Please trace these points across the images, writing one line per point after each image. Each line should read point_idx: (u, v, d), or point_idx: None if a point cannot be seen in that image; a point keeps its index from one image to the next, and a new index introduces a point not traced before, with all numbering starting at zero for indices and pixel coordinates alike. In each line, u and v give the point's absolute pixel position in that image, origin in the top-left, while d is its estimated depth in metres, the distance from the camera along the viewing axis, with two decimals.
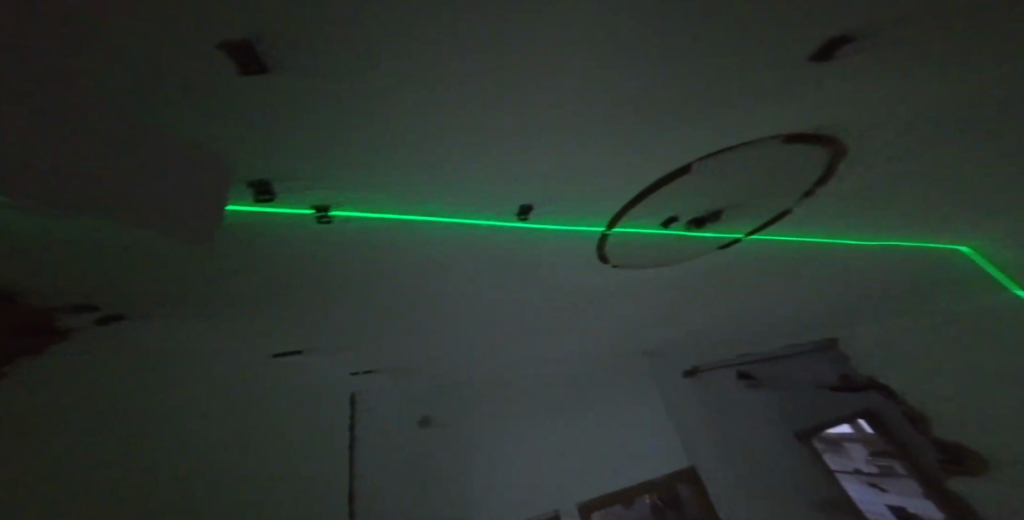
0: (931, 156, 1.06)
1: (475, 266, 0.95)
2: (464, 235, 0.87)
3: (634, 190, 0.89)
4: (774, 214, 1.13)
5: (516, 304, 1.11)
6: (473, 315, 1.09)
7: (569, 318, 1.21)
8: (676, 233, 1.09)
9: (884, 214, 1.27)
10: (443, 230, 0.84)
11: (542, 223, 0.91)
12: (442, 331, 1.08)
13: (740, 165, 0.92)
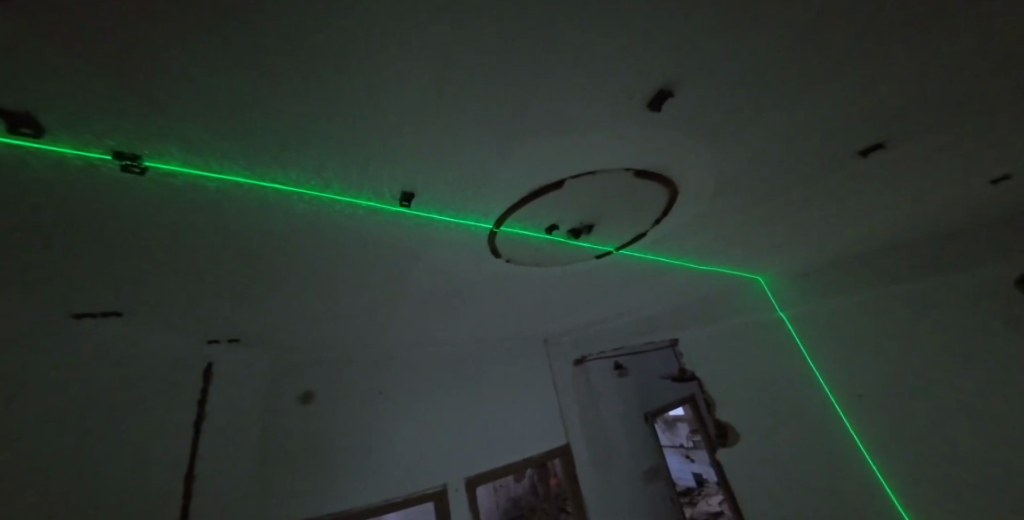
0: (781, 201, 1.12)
1: (310, 241, 0.78)
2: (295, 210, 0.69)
3: (508, 193, 0.78)
4: (635, 236, 1.10)
5: (364, 284, 1.01)
6: (319, 289, 1.00)
7: (427, 293, 1.16)
8: (557, 239, 1.03)
9: (743, 241, 1.34)
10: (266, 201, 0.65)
11: (424, 213, 0.78)
12: (274, 299, 0.98)
13: (627, 184, 0.85)
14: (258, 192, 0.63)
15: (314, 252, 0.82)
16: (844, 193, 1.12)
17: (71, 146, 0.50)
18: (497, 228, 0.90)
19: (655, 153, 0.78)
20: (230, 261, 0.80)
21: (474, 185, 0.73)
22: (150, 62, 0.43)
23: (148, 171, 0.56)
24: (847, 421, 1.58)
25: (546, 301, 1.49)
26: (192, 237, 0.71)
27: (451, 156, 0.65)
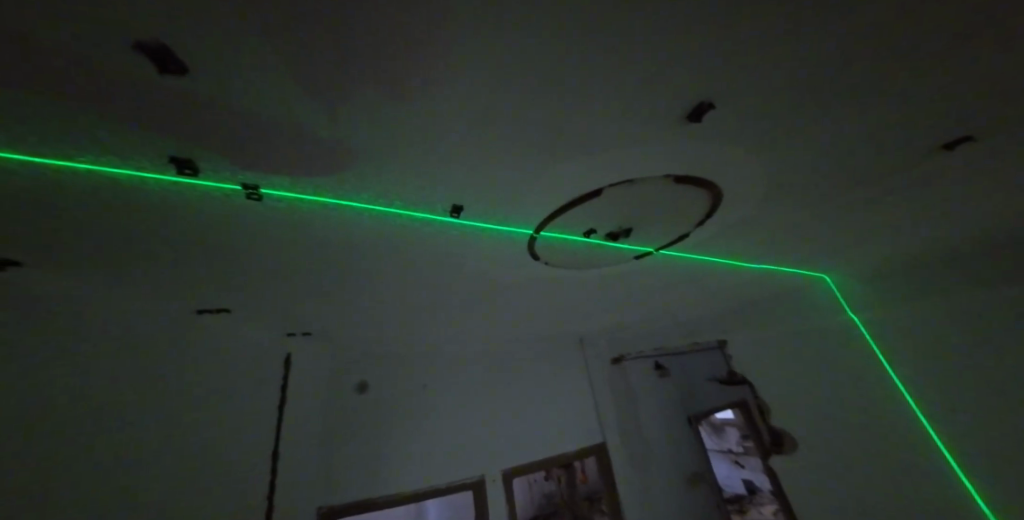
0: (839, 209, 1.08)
1: (368, 247, 0.86)
2: (361, 221, 0.77)
3: (549, 203, 0.83)
4: (674, 238, 1.11)
5: (416, 284, 1.08)
6: (375, 289, 1.07)
7: (477, 291, 1.20)
8: (595, 242, 1.06)
9: (795, 247, 1.30)
10: (338, 215, 0.74)
11: (474, 223, 0.85)
12: (334, 296, 1.07)
13: (667, 186, 0.86)
14: (338, 212, 0.74)
15: (372, 257, 0.90)
16: (904, 198, 1.06)
17: (215, 182, 0.63)
18: (537, 234, 0.95)
19: (697, 164, 0.79)
20: (308, 266, 0.91)
21: (516, 196, 0.79)
22: (269, 111, 0.53)
23: (264, 198, 0.68)
24: (924, 421, 1.55)
25: (585, 300, 1.51)
26: (280, 248, 0.82)
27: (502, 174, 0.72)
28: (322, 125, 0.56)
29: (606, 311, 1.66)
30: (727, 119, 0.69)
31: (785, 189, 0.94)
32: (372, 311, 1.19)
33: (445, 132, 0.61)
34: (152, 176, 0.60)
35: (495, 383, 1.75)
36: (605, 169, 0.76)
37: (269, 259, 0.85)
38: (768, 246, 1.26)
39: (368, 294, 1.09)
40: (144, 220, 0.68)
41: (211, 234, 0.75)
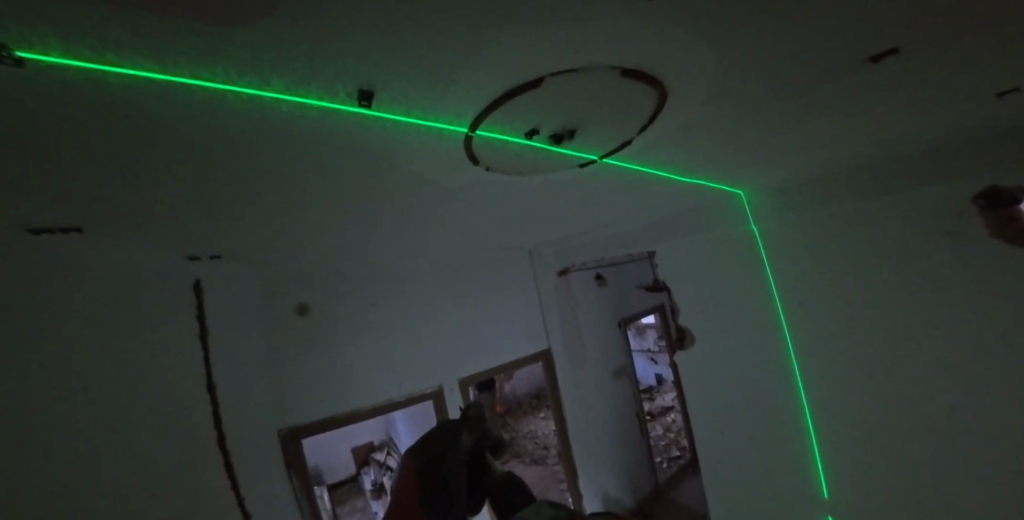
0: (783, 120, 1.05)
1: (260, 150, 0.70)
2: (239, 112, 0.59)
3: (486, 91, 0.70)
4: (618, 143, 1.06)
5: (339, 192, 0.96)
6: (295, 202, 0.95)
7: (407, 199, 1.11)
8: (538, 145, 0.99)
9: (730, 157, 1.32)
10: (190, 98, 0.54)
11: (382, 112, 0.68)
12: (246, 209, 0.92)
13: (615, 75, 0.76)
14: (175, 93, 0.53)
15: (263, 155, 0.72)
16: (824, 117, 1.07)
17: None
18: (473, 133, 0.85)
19: (639, 51, 0.68)
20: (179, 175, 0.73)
21: (444, 83, 0.64)
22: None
23: (26, 64, 0.44)
24: (785, 333, 1.80)
25: (526, 205, 1.41)
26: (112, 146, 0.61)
27: (409, 59, 0.56)
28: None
29: (548, 221, 1.64)
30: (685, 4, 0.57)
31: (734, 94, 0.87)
32: (294, 225, 1.08)
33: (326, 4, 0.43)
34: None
35: (443, 298, 1.78)
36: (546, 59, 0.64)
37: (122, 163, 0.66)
38: (705, 153, 1.23)
39: (287, 205, 0.94)
40: None
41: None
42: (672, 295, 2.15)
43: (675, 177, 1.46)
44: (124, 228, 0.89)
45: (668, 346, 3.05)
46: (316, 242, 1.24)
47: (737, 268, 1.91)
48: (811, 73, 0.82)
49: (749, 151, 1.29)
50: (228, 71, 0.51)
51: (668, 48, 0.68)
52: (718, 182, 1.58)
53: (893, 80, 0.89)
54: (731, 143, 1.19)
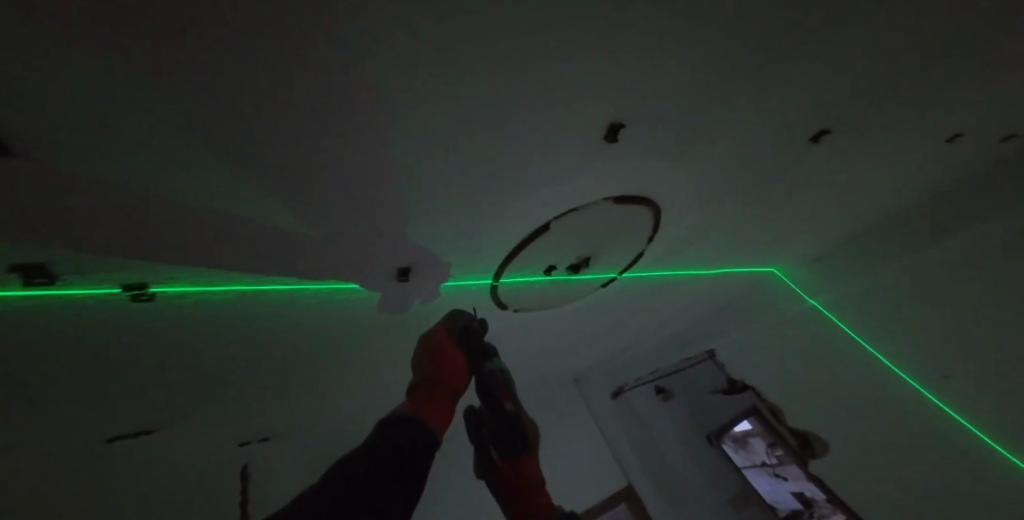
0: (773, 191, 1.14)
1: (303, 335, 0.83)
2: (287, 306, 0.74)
3: (505, 239, 0.85)
4: (633, 258, 1.13)
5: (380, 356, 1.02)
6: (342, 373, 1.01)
7: None
8: (559, 279, 1.06)
9: (745, 240, 1.36)
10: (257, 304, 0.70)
11: (420, 286, 0.85)
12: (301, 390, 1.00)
13: (608, 198, 0.87)
14: (264, 298, 0.70)
15: (329, 340, 0.86)
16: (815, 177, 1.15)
17: (87, 287, 0.54)
18: (497, 281, 0.97)
19: (612, 181, 0.84)
20: (254, 379, 0.85)
21: (464, 241, 0.81)
22: (163, 199, 0.51)
23: (156, 297, 0.60)
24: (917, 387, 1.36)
25: (565, 337, 1.48)
26: (213, 363, 0.76)
27: (435, 227, 0.75)
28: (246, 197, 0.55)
29: (591, 342, 1.64)
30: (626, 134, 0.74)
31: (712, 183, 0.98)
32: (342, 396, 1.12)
33: (377, 202, 0.65)
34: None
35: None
36: (542, 192, 0.78)
37: (230, 376, 0.80)
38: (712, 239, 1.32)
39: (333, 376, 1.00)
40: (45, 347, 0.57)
41: (112, 371, 0.66)
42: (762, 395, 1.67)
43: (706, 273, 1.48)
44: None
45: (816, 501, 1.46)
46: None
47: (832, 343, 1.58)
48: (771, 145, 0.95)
49: (760, 231, 1.33)
50: (314, 276, 0.70)
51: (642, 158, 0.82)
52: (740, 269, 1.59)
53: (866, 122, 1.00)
54: (735, 229, 1.26)
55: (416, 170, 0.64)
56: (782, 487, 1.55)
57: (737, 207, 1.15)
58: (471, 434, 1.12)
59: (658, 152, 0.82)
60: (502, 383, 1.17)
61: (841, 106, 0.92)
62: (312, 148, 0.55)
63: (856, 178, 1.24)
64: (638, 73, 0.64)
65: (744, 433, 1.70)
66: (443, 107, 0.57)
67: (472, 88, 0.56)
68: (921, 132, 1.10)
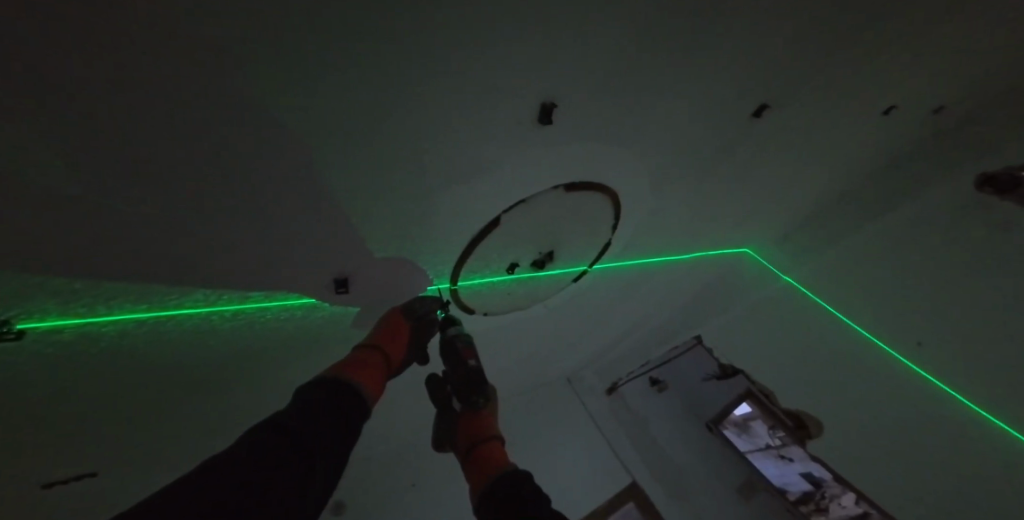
0: (734, 168, 1.12)
1: (247, 355, 0.79)
2: (210, 327, 0.70)
3: (457, 240, 0.81)
4: (600, 248, 1.10)
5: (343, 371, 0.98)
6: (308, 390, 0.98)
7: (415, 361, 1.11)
8: (525, 277, 1.02)
9: (716, 221, 1.34)
10: (168, 329, 0.66)
11: (362, 296, 0.81)
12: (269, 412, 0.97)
13: (560, 186, 0.84)
14: (156, 324, 0.65)
15: (250, 363, 0.82)
16: (776, 151, 1.13)
17: None
18: (456, 285, 0.93)
19: (562, 168, 0.80)
20: (170, 406, 0.81)
21: (408, 244, 0.76)
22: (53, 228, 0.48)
23: (24, 334, 0.55)
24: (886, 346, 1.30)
25: (546, 338, 1.44)
26: (111, 399, 0.71)
27: (370, 230, 0.70)
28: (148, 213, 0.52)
29: (575, 341, 1.60)
30: (564, 117, 0.71)
31: (666, 165, 0.97)
32: None
33: (300, 208, 0.62)
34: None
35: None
36: (487, 189, 0.75)
37: (131, 409, 0.76)
38: (689, 225, 1.28)
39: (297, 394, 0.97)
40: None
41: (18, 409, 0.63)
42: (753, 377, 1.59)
43: (682, 258, 1.45)
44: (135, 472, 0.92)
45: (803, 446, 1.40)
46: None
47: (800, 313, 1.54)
48: (720, 121, 0.93)
49: (730, 210, 1.32)
50: (209, 295, 0.65)
51: (585, 143, 0.78)
52: (718, 252, 1.55)
53: (816, 92, 0.98)
54: (703, 211, 1.24)
55: (334, 167, 0.59)
56: (789, 469, 1.50)
57: (701, 187, 1.13)
58: (432, 392, 0.88)
59: (604, 133, 0.79)
60: (461, 349, 0.82)
61: (790, 75, 0.89)
62: (201, 145, 0.50)
63: (820, 152, 1.22)
64: (563, 48, 0.61)
65: (745, 418, 1.69)
66: (348, 92, 0.52)
67: (376, 71, 0.52)
68: (875, 98, 1.09)
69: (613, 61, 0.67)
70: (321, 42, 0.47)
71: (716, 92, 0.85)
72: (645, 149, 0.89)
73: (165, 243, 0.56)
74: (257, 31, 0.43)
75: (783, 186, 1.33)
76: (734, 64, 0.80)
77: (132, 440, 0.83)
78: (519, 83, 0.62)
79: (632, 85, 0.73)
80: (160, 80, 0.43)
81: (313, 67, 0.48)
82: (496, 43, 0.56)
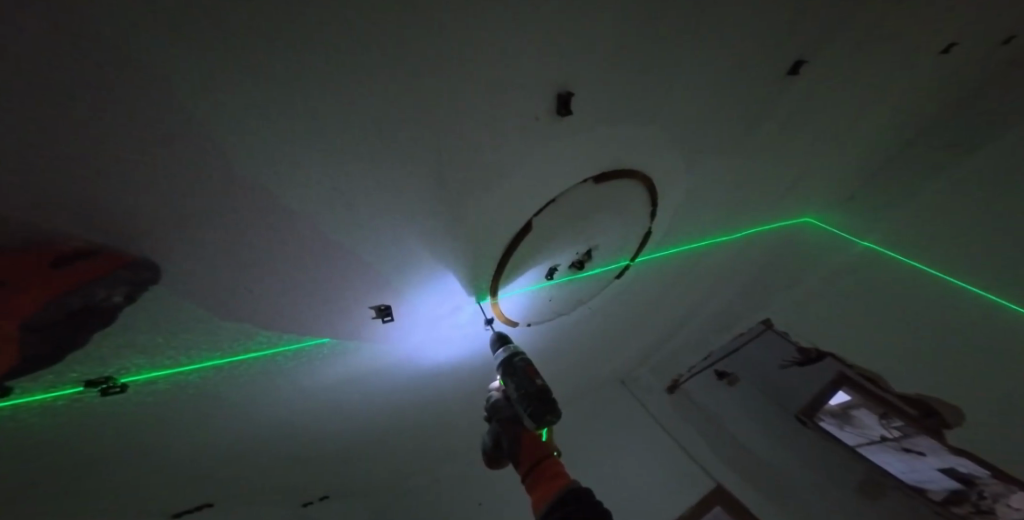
0: (781, 132, 1.03)
1: (308, 387, 0.82)
2: (275, 364, 0.74)
3: (491, 251, 0.79)
4: (640, 239, 1.04)
5: (399, 392, 1.00)
6: (367, 413, 0.99)
7: (467, 375, 1.11)
8: (565, 280, 0.98)
9: (766, 192, 1.24)
10: (238, 369, 0.71)
11: (407, 319, 0.82)
12: (336, 436, 1.01)
13: (589, 179, 0.79)
14: (230, 369, 0.70)
15: (318, 394, 0.86)
16: (828, 104, 1.03)
17: (44, 392, 0.57)
18: (496, 298, 0.90)
19: (588, 160, 0.76)
20: (253, 439, 0.87)
21: (441, 262, 0.75)
22: None
23: (128, 386, 0.62)
24: (999, 298, 1.14)
25: (596, 339, 1.38)
26: (203, 436, 0.79)
27: (404, 251, 0.70)
28: (205, 261, 0.55)
29: (627, 339, 1.53)
30: (587, 105, 0.67)
31: (704, 140, 0.91)
32: (378, 437, 1.11)
33: (337, 239, 0.62)
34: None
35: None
36: (514, 194, 0.73)
37: (220, 443, 0.83)
38: (736, 201, 1.19)
39: (359, 418, 0.99)
40: (54, 433, 0.62)
41: (123, 441, 0.71)
42: (846, 360, 1.36)
43: (734, 236, 1.35)
44: (234, 494, 1.00)
45: (931, 431, 1.13)
46: (390, 456, 1.23)
47: (880, 279, 1.38)
48: (759, 82, 0.86)
49: (780, 178, 1.21)
50: (272, 336, 0.69)
51: (612, 129, 0.74)
52: (771, 225, 1.44)
53: (869, 33, 0.88)
54: (751, 182, 1.14)
55: (360, 194, 0.59)
56: (923, 465, 1.14)
57: (746, 158, 1.04)
58: (495, 411, 0.84)
59: (629, 117, 0.75)
60: (523, 367, 0.80)
61: (833, 19, 0.80)
62: (242, 190, 0.52)
63: (879, 97, 1.10)
64: (575, 32, 0.58)
65: (844, 406, 1.34)
66: (365, 114, 0.52)
67: (389, 88, 0.51)
68: (940, 26, 0.96)
69: (630, 37, 0.63)
70: (332, 66, 0.47)
71: (752, 51, 0.78)
72: (678, 126, 0.83)
73: (221, 287, 0.59)
74: (272, 66, 0.45)
75: (840, 141, 1.21)
76: (769, 19, 0.74)
77: (222, 468, 0.90)
78: (534, 75, 0.59)
79: (653, 58, 0.68)
80: (193, 129, 0.45)
81: (329, 93, 0.49)
82: (507, 38, 0.54)
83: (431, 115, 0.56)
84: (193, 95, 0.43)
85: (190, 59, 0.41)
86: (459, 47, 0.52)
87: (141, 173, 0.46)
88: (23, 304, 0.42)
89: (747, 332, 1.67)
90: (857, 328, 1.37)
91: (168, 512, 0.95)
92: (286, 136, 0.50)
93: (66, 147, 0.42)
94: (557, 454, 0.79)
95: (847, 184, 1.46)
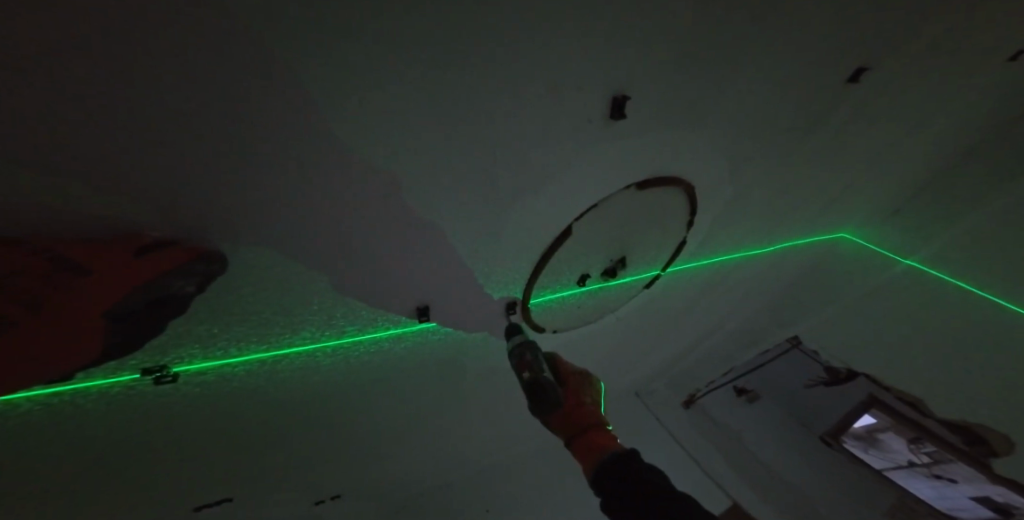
0: (827, 146, 1.00)
1: (338, 387, 0.82)
2: (312, 363, 0.74)
3: (528, 254, 0.78)
4: (674, 250, 1.02)
5: (422, 395, 0.99)
6: (390, 415, 0.99)
7: (489, 380, 1.09)
8: (595, 288, 0.96)
9: (805, 206, 1.20)
10: (279, 366, 0.71)
11: (442, 321, 0.81)
12: (357, 436, 1.00)
13: (631, 186, 0.78)
14: (273, 363, 0.70)
15: (349, 393, 0.86)
16: (877, 118, 0.99)
17: (104, 377, 0.58)
18: (528, 303, 0.89)
19: (633, 166, 0.75)
20: (281, 435, 0.87)
21: (479, 264, 0.74)
22: None
23: (179, 376, 0.63)
24: None
25: (619, 348, 1.36)
26: (238, 428, 0.79)
27: (444, 253, 0.69)
28: (257, 256, 0.55)
29: (649, 349, 1.49)
30: (638, 111, 0.66)
31: (749, 151, 0.89)
32: (395, 440, 1.10)
33: (381, 239, 0.62)
34: (21, 395, 0.54)
35: (568, 466, 1.54)
36: (557, 198, 0.71)
37: (252, 436, 0.83)
38: (773, 215, 1.15)
39: (381, 419, 0.99)
40: (102, 417, 0.63)
41: (165, 429, 0.71)
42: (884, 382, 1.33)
43: (767, 250, 1.31)
44: (254, 488, 1.00)
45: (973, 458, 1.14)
46: (403, 460, 1.21)
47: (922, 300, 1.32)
48: (813, 93, 0.84)
49: (820, 193, 1.17)
50: (314, 331, 0.69)
51: (659, 136, 0.73)
52: (807, 241, 1.39)
53: (927, 46, 0.85)
54: (790, 195, 1.11)
55: (411, 195, 0.59)
56: (953, 492, 1.23)
57: (789, 171, 1.01)
58: None
59: (678, 126, 0.73)
60: (516, 364, 0.78)
61: (895, 28, 0.78)
62: (299, 186, 0.52)
63: (933, 111, 1.05)
64: (630, 35, 0.56)
65: (871, 430, 1.43)
66: (418, 113, 0.52)
67: (451, 89, 0.52)
68: (1002, 40, 0.92)
69: (687, 42, 0.62)
70: (391, 63, 0.47)
71: (806, 63, 0.76)
72: (724, 136, 0.81)
73: (269, 282, 0.59)
74: (343, 67, 0.45)
75: (887, 156, 1.16)
76: (826, 28, 0.72)
77: (250, 462, 0.90)
78: (590, 78, 0.59)
79: (709, 65, 0.67)
80: (262, 125, 0.46)
81: (391, 93, 0.49)
82: (570, 42, 0.54)
83: (487, 117, 0.56)
84: (266, 90, 0.44)
85: (265, 55, 0.41)
86: (522, 52, 0.52)
87: (209, 165, 0.46)
88: (111, 294, 0.43)
89: (775, 347, 1.67)
90: (896, 351, 1.30)
91: (190, 505, 0.95)
92: (347, 134, 0.50)
93: (145, 138, 0.42)
94: (604, 422, 0.75)
95: (886, 202, 1.41)
